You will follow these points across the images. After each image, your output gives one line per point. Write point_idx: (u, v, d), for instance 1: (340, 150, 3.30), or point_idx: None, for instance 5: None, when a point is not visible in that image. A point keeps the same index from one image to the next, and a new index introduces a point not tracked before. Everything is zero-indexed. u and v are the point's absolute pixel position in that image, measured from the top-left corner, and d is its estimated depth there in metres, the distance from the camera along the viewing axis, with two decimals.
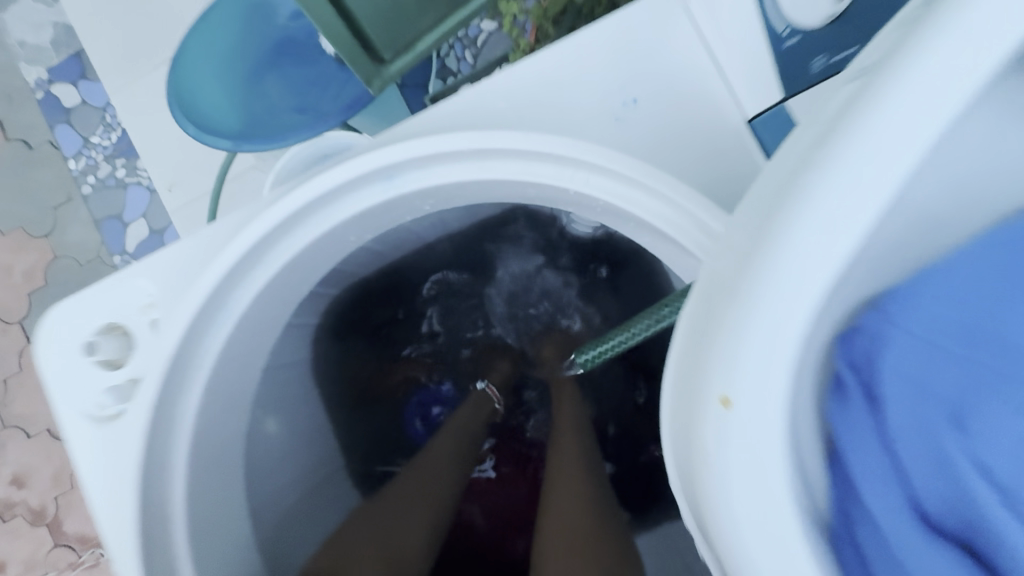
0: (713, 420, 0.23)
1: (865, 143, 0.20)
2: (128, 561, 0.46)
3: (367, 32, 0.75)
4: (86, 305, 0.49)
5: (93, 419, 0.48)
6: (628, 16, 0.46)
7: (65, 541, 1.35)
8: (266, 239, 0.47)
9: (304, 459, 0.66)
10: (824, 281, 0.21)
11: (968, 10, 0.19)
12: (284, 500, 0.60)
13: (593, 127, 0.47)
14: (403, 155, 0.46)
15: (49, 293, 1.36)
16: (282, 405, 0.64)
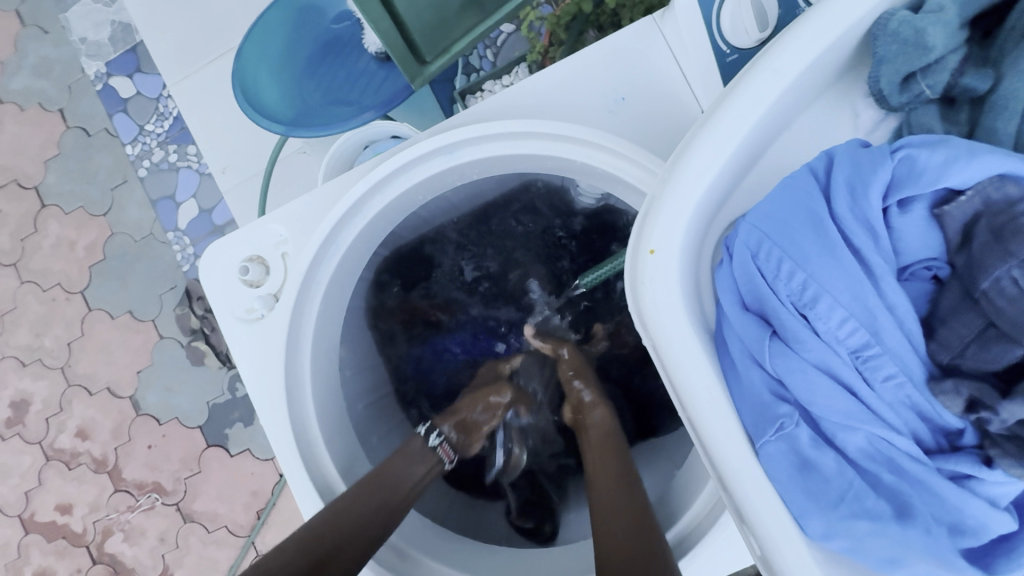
0: (651, 275, 0.39)
1: (727, 121, 0.39)
2: (277, 419, 0.67)
3: (415, 42, 0.98)
4: (232, 243, 0.69)
5: (245, 320, 0.68)
6: (616, 43, 0.65)
7: (124, 487, 1.56)
8: (360, 199, 0.68)
9: (368, 386, 0.87)
10: (706, 192, 0.40)
11: (769, 72, 0.39)
12: (359, 405, 0.82)
13: (595, 118, 0.66)
14: (463, 136, 0.66)
15: (110, 259, 1.58)
16: (354, 344, 0.84)
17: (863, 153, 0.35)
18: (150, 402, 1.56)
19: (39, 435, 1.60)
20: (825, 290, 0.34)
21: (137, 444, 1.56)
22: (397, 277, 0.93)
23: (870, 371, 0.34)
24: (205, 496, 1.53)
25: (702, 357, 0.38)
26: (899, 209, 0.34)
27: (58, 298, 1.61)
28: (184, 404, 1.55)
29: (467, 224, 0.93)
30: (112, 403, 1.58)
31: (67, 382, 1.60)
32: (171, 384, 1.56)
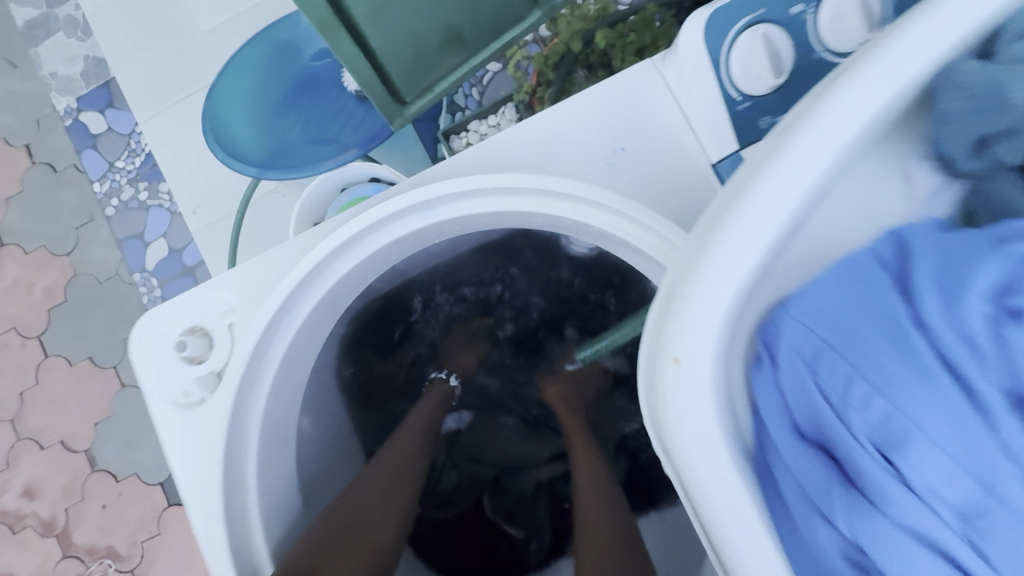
0: (677, 389, 0.30)
1: (778, 185, 0.31)
2: (212, 524, 0.56)
3: (394, 84, 0.91)
4: (171, 311, 0.59)
5: (180, 402, 0.58)
6: (615, 90, 0.58)
7: (74, 552, 1.42)
8: (323, 261, 0.58)
9: (335, 465, 0.76)
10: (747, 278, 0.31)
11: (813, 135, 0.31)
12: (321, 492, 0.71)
13: (592, 170, 0.58)
14: (439, 193, 0.57)
15: (69, 302, 1.46)
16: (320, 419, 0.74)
17: (947, 246, 0.28)
18: (106, 457, 1.42)
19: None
20: (918, 426, 0.25)
21: (90, 505, 1.42)
22: (368, 342, 0.83)
23: (984, 542, 0.25)
24: (164, 563, 1.40)
25: (748, 505, 0.29)
26: (1012, 320, 0.25)
27: (9, 344, 1.48)
28: (145, 458, 1.42)
29: (422, 294, 0.85)
30: (64, 459, 1.44)
31: (17, 436, 1.47)
32: (131, 438, 1.42)
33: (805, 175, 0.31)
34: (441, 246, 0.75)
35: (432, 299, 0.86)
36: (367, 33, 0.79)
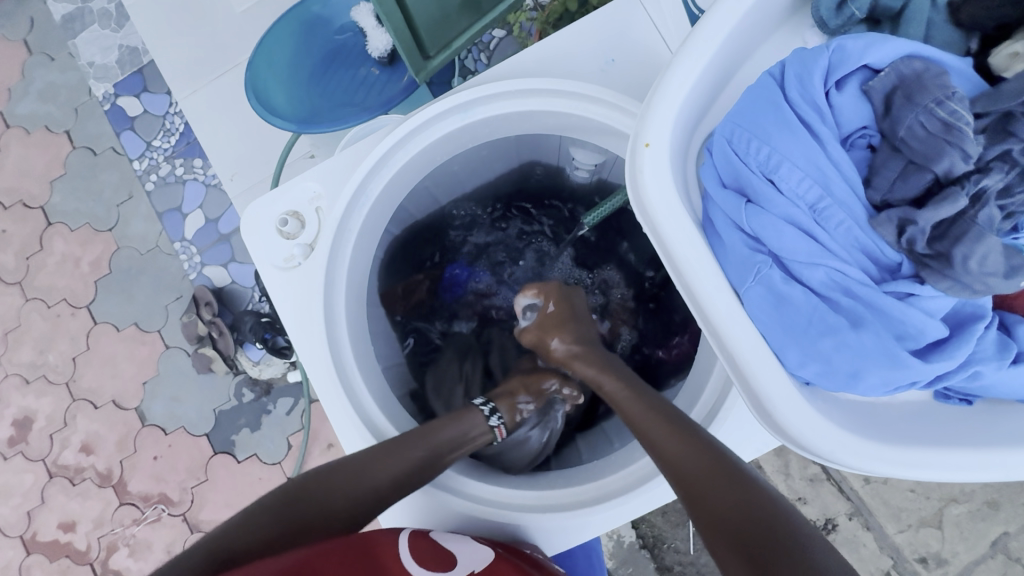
0: (649, 167, 0.48)
1: (712, 26, 0.47)
2: (320, 354, 0.74)
3: (424, 41, 1.08)
4: (269, 201, 0.77)
5: (284, 266, 0.76)
6: (605, 13, 0.75)
7: (129, 500, 1.53)
8: (387, 154, 0.76)
9: (392, 351, 0.91)
10: (688, 91, 0.48)
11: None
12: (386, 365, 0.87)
13: (588, 75, 0.76)
14: (474, 97, 0.76)
15: (115, 272, 1.59)
16: (378, 313, 0.89)
17: (806, 52, 0.44)
18: (156, 412, 1.55)
19: (42, 452, 1.58)
20: (785, 158, 0.43)
21: (142, 456, 1.54)
22: (404, 260, 0.97)
23: (827, 218, 0.42)
24: (213, 505, 1.51)
25: (693, 230, 0.47)
26: (837, 89, 0.43)
27: (62, 313, 1.61)
28: (190, 413, 1.54)
29: (450, 218, 1.02)
30: (118, 415, 1.56)
31: (72, 397, 1.58)
32: (177, 393, 1.55)
33: (727, 20, 0.48)
34: (468, 168, 0.93)
35: (457, 223, 1.03)
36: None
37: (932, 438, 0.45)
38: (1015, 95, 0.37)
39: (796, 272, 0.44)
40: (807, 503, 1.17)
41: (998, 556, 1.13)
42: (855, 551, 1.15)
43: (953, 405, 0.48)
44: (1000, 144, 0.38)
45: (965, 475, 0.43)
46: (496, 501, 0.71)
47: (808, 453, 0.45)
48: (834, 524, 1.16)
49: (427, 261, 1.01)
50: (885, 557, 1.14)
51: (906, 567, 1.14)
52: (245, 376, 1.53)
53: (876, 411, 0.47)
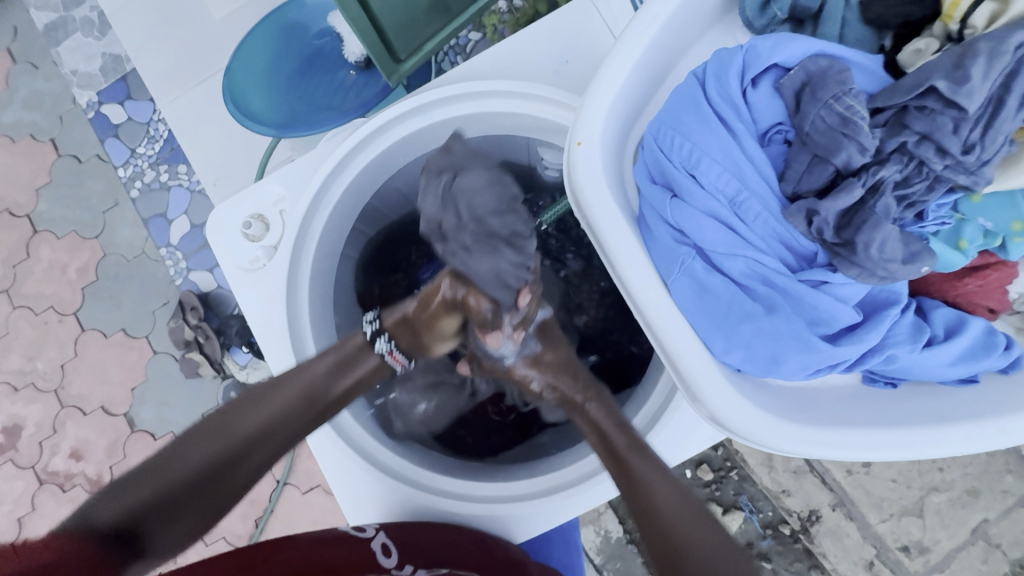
0: (580, 164, 0.49)
1: (637, 28, 0.49)
2: (285, 353, 0.76)
3: (394, 45, 1.10)
4: (235, 204, 0.79)
5: (249, 267, 0.77)
6: (557, 18, 0.77)
7: None
8: (348, 156, 0.78)
9: None
10: (617, 91, 0.50)
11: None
12: None
13: (543, 76, 0.77)
14: (432, 100, 0.78)
15: (102, 279, 1.60)
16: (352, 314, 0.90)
17: (723, 52, 0.46)
18: (144, 417, 1.56)
19: (33, 459, 1.59)
20: (704, 154, 0.45)
21: (131, 462, 1.55)
22: (376, 260, 0.96)
23: (744, 211, 0.44)
24: None
25: (625, 224, 0.48)
26: (752, 87, 0.45)
27: (50, 321, 1.62)
28: (179, 418, 1.55)
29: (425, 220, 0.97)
30: (107, 421, 1.57)
31: (61, 404, 1.59)
32: (165, 398, 1.56)
33: (651, 23, 0.49)
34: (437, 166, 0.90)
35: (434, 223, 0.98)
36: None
37: (852, 421, 0.46)
38: (907, 92, 0.39)
39: (720, 264, 0.45)
40: (791, 495, 1.18)
41: (978, 542, 1.14)
42: (838, 540, 1.17)
43: (878, 388, 0.50)
44: (897, 136, 0.40)
45: (884, 455, 0.45)
46: (454, 492, 0.74)
47: (737, 438, 0.46)
48: (818, 515, 1.17)
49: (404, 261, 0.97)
50: (868, 546, 1.16)
51: (888, 556, 1.16)
52: (232, 380, 1.53)
53: (803, 396, 0.49)
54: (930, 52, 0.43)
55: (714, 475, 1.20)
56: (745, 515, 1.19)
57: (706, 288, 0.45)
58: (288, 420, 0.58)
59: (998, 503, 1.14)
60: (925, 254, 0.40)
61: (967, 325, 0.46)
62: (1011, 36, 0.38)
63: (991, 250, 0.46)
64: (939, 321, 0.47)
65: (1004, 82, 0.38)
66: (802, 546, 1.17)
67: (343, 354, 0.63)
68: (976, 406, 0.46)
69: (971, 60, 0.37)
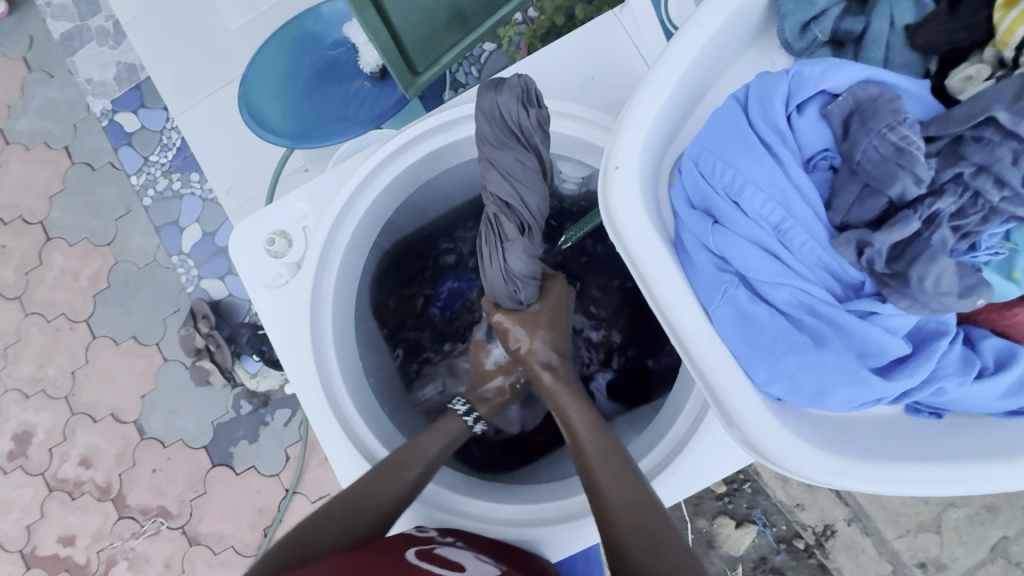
0: (618, 189, 0.48)
1: (677, 53, 0.48)
2: (307, 371, 0.75)
3: (411, 58, 1.10)
4: (258, 219, 0.78)
5: (271, 284, 0.77)
6: (581, 35, 0.76)
7: (129, 513, 1.54)
8: (371, 173, 0.77)
9: (386, 365, 0.91)
10: (656, 115, 0.49)
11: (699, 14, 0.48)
12: (380, 379, 0.88)
13: (568, 93, 0.77)
14: (456, 116, 0.77)
15: (113, 286, 1.60)
16: (370, 329, 0.89)
17: (767, 77, 0.45)
18: (154, 425, 1.56)
19: (42, 466, 1.59)
20: (748, 180, 0.44)
21: (141, 470, 1.55)
22: (394, 275, 0.96)
23: (789, 238, 0.43)
24: (211, 517, 1.51)
25: (663, 249, 0.47)
26: (798, 113, 0.44)
27: (62, 327, 1.62)
28: (189, 425, 1.55)
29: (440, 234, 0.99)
30: (117, 428, 1.57)
31: (71, 411, 1.59)
32: (176, 406, 1.56)
33: (690, 48, 0.48)
34: (458, 183, 0.91)
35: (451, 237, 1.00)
36: (389, 11, 0.98)
37: (899, 454, 0.45)
38: (965, 122, 0.38)
39: (765, 293, 0.44)
40: (805, 509, 1.17)
41: (998, 559, 1.12)
42: (854, 556, 1.15)
43: (923, 418, 0.49)
44: (953, 167, 0.39)
45: (934, 490, 0.43)
46: (478, 515, 0.73)
47: (780, 470, 0.45)
48: (833, 530, 1.16)
49: (418, 275, 0.99)
50: (885, 562, 1.14)
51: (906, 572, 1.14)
52: (243, 388, 1.53)
53: (847, 426, 0.48)
54: (982, 78, 0.42)
55: (727, 488, 1.19)
56: (758, 530, 1.17)
57: (751, 318, 0.44)
58: (398, 496, 0.67)
59: (1017, 520, 1.12)
60: (982, 287, 0.39)
61: (1018, 357, 0.45)
62: None
63: None
64: (988, 351, 0.46)
65: None
66: (817, 562, 1.16)
67: (444, 433, 0.75)
68: None
69: None
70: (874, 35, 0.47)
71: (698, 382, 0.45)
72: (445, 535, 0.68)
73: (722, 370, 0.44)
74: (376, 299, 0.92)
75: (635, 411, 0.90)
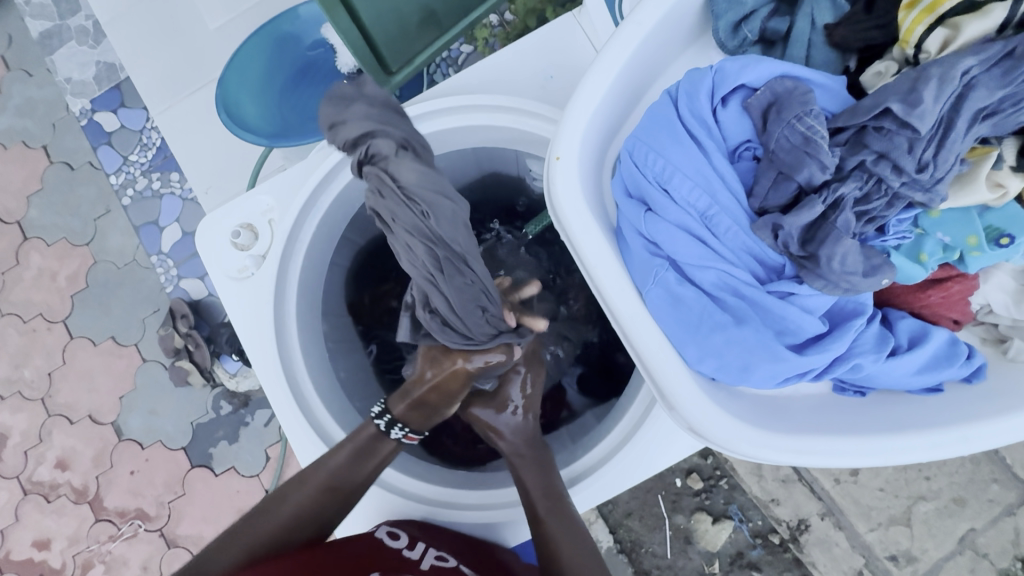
0: (559, 177, 0.50)
1: (616, 44, 0.50)
2: (273, 362, 0.77)
3: (385, 57, 1.12)
4: (224, 213, 0.80)
5: (237, 276, 0.78)
6: (543, 34, 0.79)
7: (106, 515, 1.53)
8: (337, 167, 0.79)
9: (358, 360, 0.93)
10: (597, 106, 0.51)
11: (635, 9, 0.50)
12: (351, 374, 0.89)
13: (528, 91, 0.79)
14: (418, 112, 0.80)
15: (92, 287, 1.60)
16: (341, 324, 0.91)
17: (694, 73, 0.47)
18: (132, 426, 1.55)
19: (18, 468, 1.57)
20: (677, 169, 0.46)
21: (119, 471, 1.54)
22: (366, 271, 0.95)
23: (715, 224, 0.46)
24: (190, 519, 1.51)
25: (601, 236, 0.49)
26: (722, 107, 0.47)
27: (38, 328, 1.61)
28: (168, 427, 1.54)
29: None
30: (94, 430, 1.56)
31: (48, 412, 1.58)
32: (154, 407, 1.55)
33: (629, 41, 0.50)
34: None
35: None
36: (360, 11, 0.98)
37: (821, 428, 0.48)
38: (866, 113, 0.41)
39: (695, 276, 0.47)
40: (780, 505, 1.18)
41: (966, 552, 1.13)
42: (828, 551, 1.16)
43: (848, 397, 0.52)
44: (856, 155, 0.42)
45: (852, 461, 0.46)
46: (440, 500, 0.74)
47: (710, 445, 0.47)
48: (807, 524, 1.17)
49: (394, 272, 0.96)
50: (857, 555, 1.15)
51: (877, 566, 1.15)
52: (222, 389, 1.53)
53: (777, 404, 0.50)
54: (890, 74, 0.45)
55: (704, 484, 1.21)
56: (734, 525, 1.19)
57: (682, 300, 0.46)
58: (317, 513, 0.68)
59: (985, 513, 1.13)
60: (885, 267, 0.43)
61: (929, 336, 0.48)
62: (959, 63, 0.39)
63: (951, 263, 0.48)
64: (903, 330, 0.50)
65: (954, 104, 0.40)
66: (792, 556, 1.17)
67: (358, 445, 0.69)
68: (939, 414, 0.47)
69: (923, 84, 0.39)
70: (799, 35, 0.50)
71: (637, 363, 0.47)
72: (414, 547, 0.66)
73: (657, 350, 0.46)
74: (350, 295, 0.94)
75: (602, 403, 0.89)
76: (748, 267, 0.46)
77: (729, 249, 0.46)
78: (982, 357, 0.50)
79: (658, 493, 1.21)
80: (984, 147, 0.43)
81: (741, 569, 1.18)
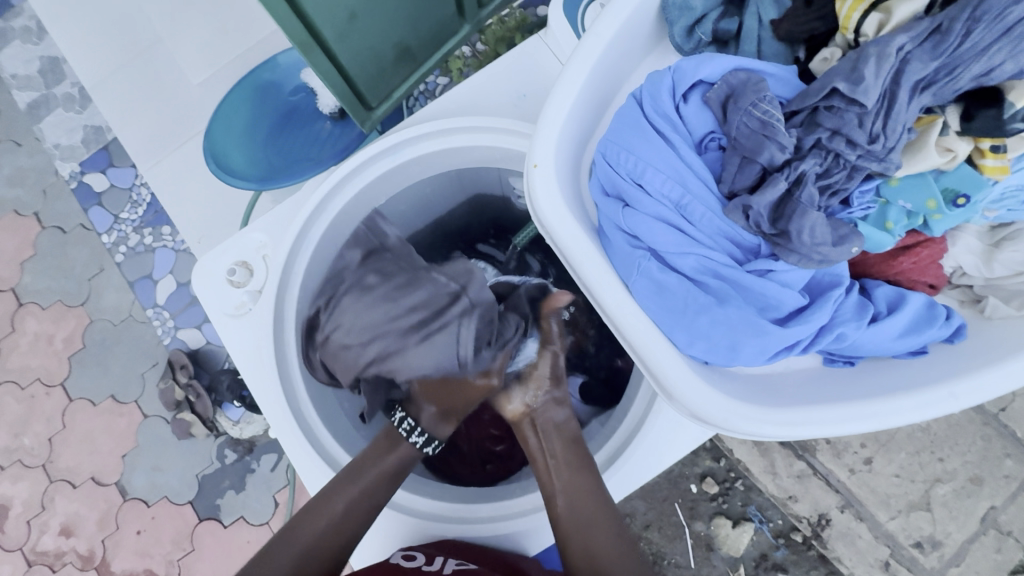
0: (540, 184, 0.51)
1: (580, 53, 0.52)
2: (275, 395, 0.78)
3: (365, 95, 1.16)
4: (218, 251, 0.81)
5: (234, 312, 0.79)
6: (514, 56, 0.82)
7: None
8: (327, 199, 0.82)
9: None
10: (570, 112, 0.53)
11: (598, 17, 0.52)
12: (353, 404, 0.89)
13: (504, 110, 0.83)
14: (399, 140, 0.82)
15: (89, 346, 1.60)
16: None
17: (655, 76, 0.51)
18: (137, 484, 1.53)
19: (20, 539, 1.54)
20: (648, 164, 0.48)
21: (125, 532, 1.51)
22: None
23: (690, 213, 0.49)
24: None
25: (584, 235, 0.51)
26: (684, 103, 0.50)
27: (37, 394, 1.60)
28: (173, 481, 1.52)
29: None
30: (97, 492, 1.54)
31: (50, 479, 1.56)
32: (158, 463, 1.53)
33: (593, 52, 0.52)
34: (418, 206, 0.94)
35: None
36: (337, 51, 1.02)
37: (816, 398, 0.49)
38: (817, 94, 0.45)
39: (678, 264, 0.49)
40: (798, 501, 1.17)
41: (990, 531, 1.12)
42: (852, 544, 1.14)
43: (839, 367, 0.53)
44: (812, 133, 0.46)
45: (851, 426, 0.47)
46: (455, 514, 0.75)
47: (710, 427, 0.48)
48: (828, 519, 1.15)
49: None
50: (882, 546, 1.14)
51: (902, 554, 1.14)
52: (226, 437, 1.51)
53: (769, 380, 0.52)
54: (836, 58, 0.49)
55: (719, 488, 1.19)
56: (755, 526, 1.17)
57: (669, 289, 0.48)
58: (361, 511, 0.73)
59: (1003, 489, 1.12)
60: (852, 235, 0.46)
61: (906, 299, 0.51)
62: (893, 40, 0.43)
63: (917, 229, 0.52)
64: (881, 298, 0.52)
65: (893, 78, 0.44)
66: (817, 553, 1.15)
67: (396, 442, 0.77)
68: (926, 375, 0.49)
69: (863, 63, 0.43)
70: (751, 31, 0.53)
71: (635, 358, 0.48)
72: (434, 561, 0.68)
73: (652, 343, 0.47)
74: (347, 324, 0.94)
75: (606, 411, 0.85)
76: (726, 248, 0.49)
77: (706, 236, 0.49)
78: (961, 317, 0.52)
79: (675, 501, 1.19)
80: (929, 116, 0.47)
81: (767, 571, 1.16)
